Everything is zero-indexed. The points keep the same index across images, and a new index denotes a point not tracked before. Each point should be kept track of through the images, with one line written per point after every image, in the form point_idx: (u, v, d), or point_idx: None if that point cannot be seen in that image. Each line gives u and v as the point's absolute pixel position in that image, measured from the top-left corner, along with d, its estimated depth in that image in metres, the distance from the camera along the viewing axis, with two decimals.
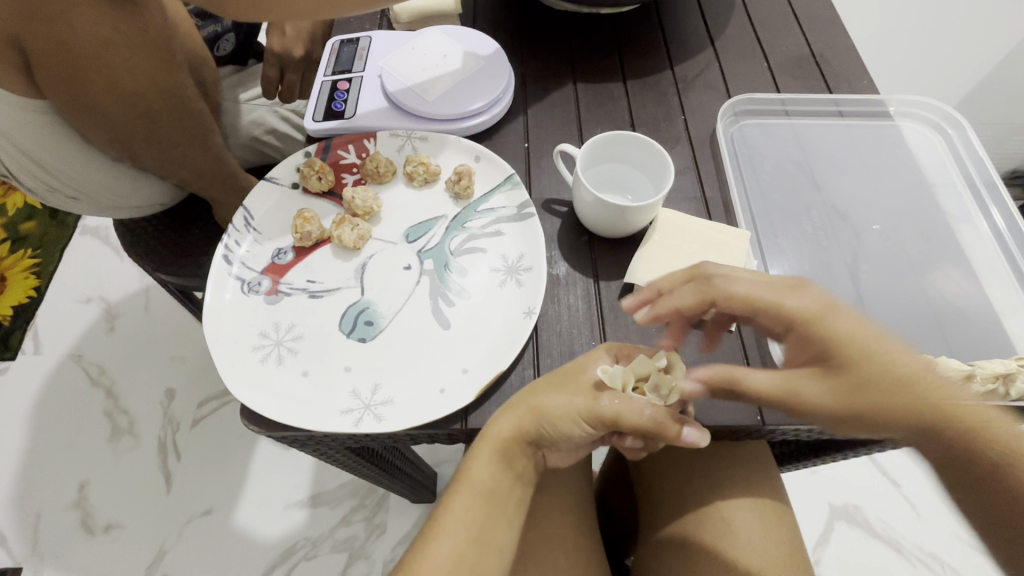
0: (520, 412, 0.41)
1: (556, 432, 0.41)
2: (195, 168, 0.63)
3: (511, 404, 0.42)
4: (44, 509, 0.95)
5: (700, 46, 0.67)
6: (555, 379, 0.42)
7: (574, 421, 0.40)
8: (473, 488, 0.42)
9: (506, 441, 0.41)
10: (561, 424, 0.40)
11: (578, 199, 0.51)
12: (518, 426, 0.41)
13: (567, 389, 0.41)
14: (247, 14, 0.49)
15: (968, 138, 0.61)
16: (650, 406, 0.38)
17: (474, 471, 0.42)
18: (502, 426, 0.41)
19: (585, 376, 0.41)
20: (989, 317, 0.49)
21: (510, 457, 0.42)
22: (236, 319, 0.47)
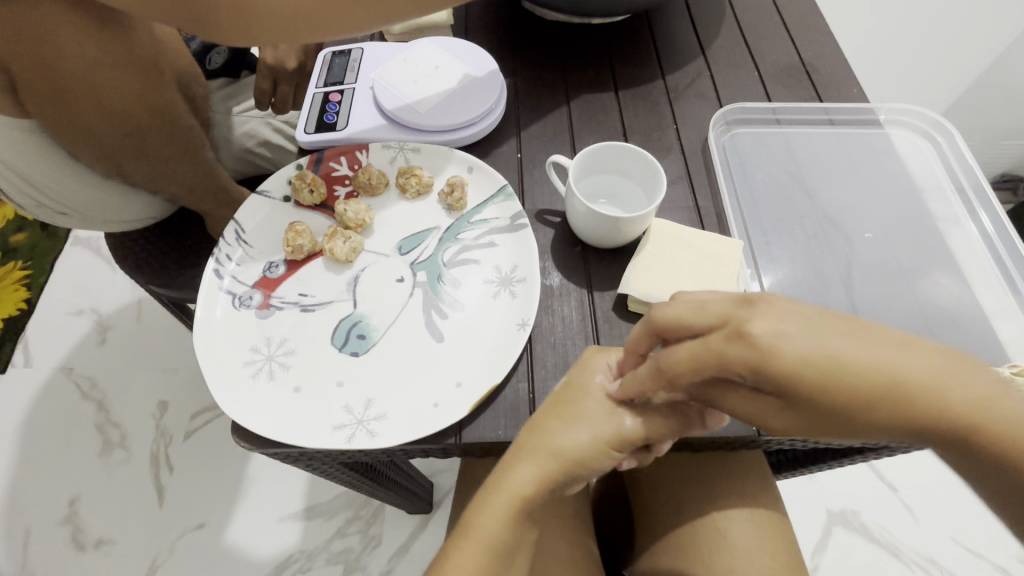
0: (543, 460, 0.40)
1: (583, 469, 0.40)
2: (187, 184, 0.63)
3: (527, 454, 0.40)
4: (33, 525, 0.93)
5: (690, 55, 0.67)
6: (564, 412, 0.41)
7: (603, 453, 0.40)
8: (484, 545, 0.40)
9: (529, 490, 0.40)
10: (590, 460, 0.40)
11: (571, 210, 0.50)
12: (541, 474, 0.40)
13: (583, 423, 0.40)
14: (237, 34, 0.49)
15: (956, 145, 0.62)
16: (671, 417, 0.40)
17: (487, 526, 0.40)
18: (524, 478, 0.40)
19: (590, 399, 0.41)
20: (980, 322, 0.52)
21: (529, 508, 0.41)
22: (226, 334, 0.47)
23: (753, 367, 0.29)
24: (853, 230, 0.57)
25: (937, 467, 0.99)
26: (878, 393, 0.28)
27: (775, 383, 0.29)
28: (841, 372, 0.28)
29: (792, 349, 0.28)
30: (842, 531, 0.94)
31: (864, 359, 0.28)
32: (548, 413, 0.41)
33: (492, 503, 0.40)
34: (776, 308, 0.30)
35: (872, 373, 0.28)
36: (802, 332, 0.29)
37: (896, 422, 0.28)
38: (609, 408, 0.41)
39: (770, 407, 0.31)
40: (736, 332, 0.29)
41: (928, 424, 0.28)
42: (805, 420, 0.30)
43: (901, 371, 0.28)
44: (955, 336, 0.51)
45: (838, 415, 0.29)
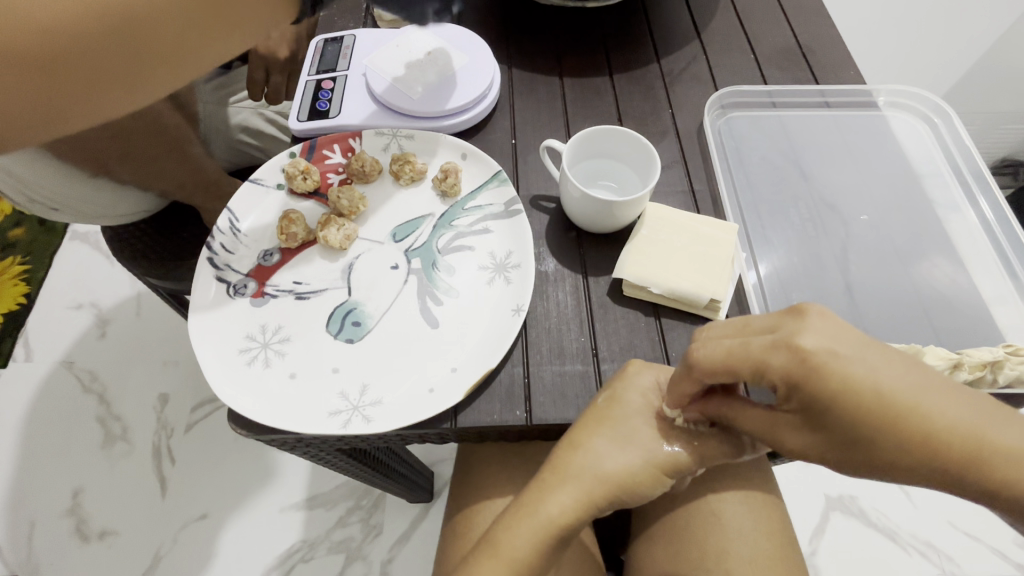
0: (598, 484, 0.41)
1: (630, 491, 0.42)
2: (177, 179, 0.64)
3: (576, 478, 0.41)
4: (38, 517, 0.94)
5: (686, 39, 0.67)
6: (613, 433, 0.41)
7: (655, 478, 0.42)
8: (517, 562, 0.40)
9: (577, 512, 0.41)
10: (640, 484, 0.41)
11: (565, 195, 0.50)
12: (589, 496, 0.41)
13: (634, 447, 0.41)
14: None
15: (955, 128, 0.61)
16: (724, 449, 0.42)
17: (523, 546, 0.40)
18: (567, 501, 0.41)
19: (638, 421, 0.42)
20: (978, 306, 0.52)
21: (568, 533, 0.42)
22: (222, 322, 0.47)
23: (791, 381, 0.31)
24: (849, 212, 0.57)
25: None
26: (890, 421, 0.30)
27: (808, 399, 0.31)
28: (873, 398, 0.30)
29: (835, 367, 0.30)
30: (840, 516, 0.94)
31: (898, 392, 0.30)
32: (595, 433, 0.42)
33: (533, 526, 0.41)
34: (823, 325, 0.31)
35: (899, 412, 0.30)
36: (849, 353, 0.30)
37: (900, 451, 0.31)
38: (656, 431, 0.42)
39: (788, 418, 0.34)
40: (786, 343, 0.31)
41: (924, 459, 0.31)
42: (825, 441, 0.32)
43: (920, 409, 0.30)
44: (951, 321, 0.50)
45: (855, 438, 0.31)
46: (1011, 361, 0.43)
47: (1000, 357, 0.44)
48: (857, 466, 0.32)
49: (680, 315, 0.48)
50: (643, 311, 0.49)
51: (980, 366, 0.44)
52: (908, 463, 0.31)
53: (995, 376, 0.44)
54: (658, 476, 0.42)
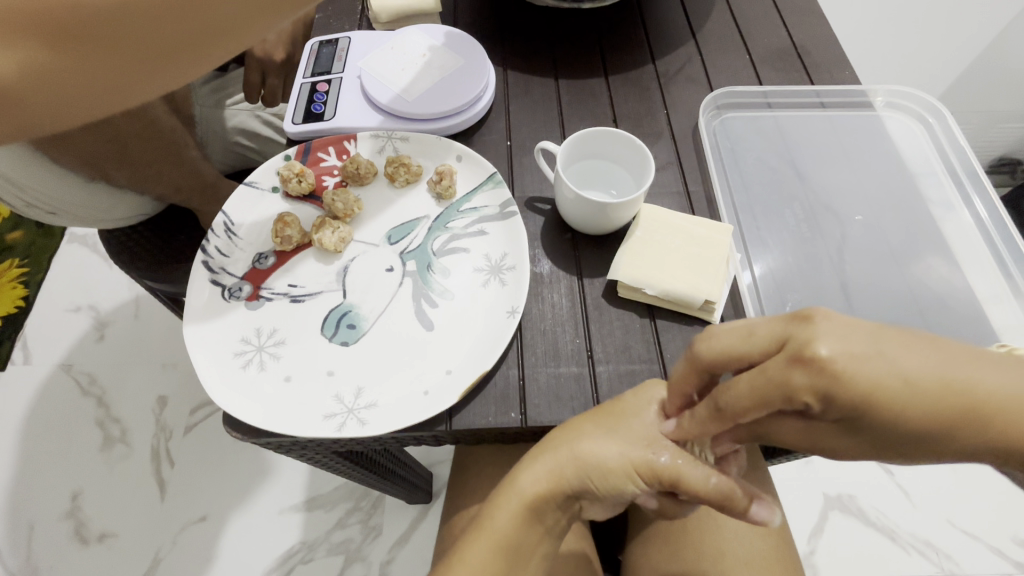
0: (563, 466, 0.40)
1: (600, 484, 0.40)
2: (173, 184, 0.64)
3: (549, 457, 0.41)
4: (38, 520, 0.94)
5: (681, 40, 0.67)
6: (601, 422, 0.40)
7: (626, 475, 0.39)
8: (492, 537, 0.41)
9: (544, 490, 0.41)
10: (610, 477, 0.39)
11: (560, 197, 0.50)
12: (556, 476, 0.40)
13: (616, 438, 0.39)
14: None
15: (949, 128, 0.61)
16: (715, 474, 0.36)
17: (498, 520, 0.41)
18: (536, 477, 0.41)
19: (635, 419, 0.40)
20: (973, 305, 0.52)
21: (541, 512, 0.42)
22: (217, 325, 0.47)
23: (821, 394, 0.27)
24: (844, 212, 0.57)
25: None
26: (938, 412, 0.27)
27: (845, 409, 0.27)
28: (908, 391, 0.27)
29: (861, 370, 0.27)
30: (839, 515, 0.94)
31: (933, 378, 0.27)
32: (584, 419, 0.41)
33: (506, 499, 0.42)
34: (834, 326, 0.28)
35: (941, 399, 0.27)
36: (869, 350, 0.27)
37: (954, 437, 0.28)
38: (649, 431, 0.39)
39: (826, 429, 0.30)
40: (801, 357, 0.27)
41: (983, 440, 0.28)
42: (869, 441, 0.30)
43: (963, 391, 0.27)
44: (946, 320, 0.50)
45: (902, 434, 0.28)
46: None
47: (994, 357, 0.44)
48: (911, 457, 0.30)
49: (675, 316, 0.48)
50: (638, 312, 0.49)
51: None
52: (966, 444, 0.28)
53: None
54: (631, 474, 0.39)
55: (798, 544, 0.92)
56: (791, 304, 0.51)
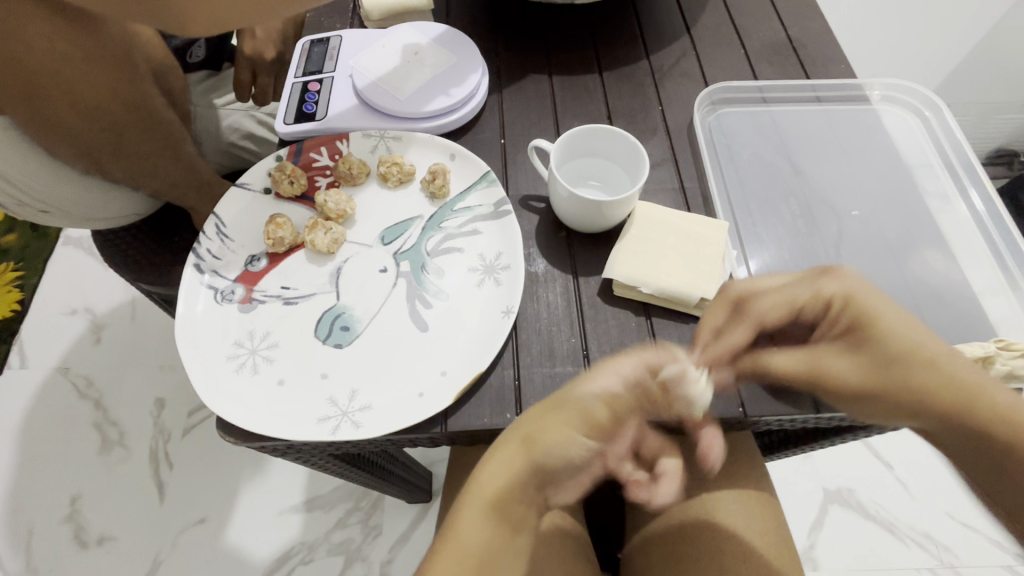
0: (516, 455, 0.40)
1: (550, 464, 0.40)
2: (170, 180, 0.63)
3: (501, 448, 0.41)
4: (36, 525, 0.94)
5: (676, 35, 0.66)
6: (545, 407, 0.41)
7: (574, 446, 0.40)
8: (457, 555, 0.40)
9: (500, 487, 0.41)
10: (559, 451, 0.40)
11: (554, 195, 0.50)
12: (512, 471, 0.40)
13: (561, 420, 0.40)
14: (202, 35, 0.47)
15: (945, 122, 0.61)
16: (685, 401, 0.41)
17: (461, 526, 0.40)
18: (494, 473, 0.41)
19: (574, 396, 0.41)
20: (968, 297, 0.51)
21: (505, 511, 0.41)
22: (209, 329, 0.47)
23: (848, 311, 0.40)
24: (840, 207, 0.57)
25: None
26: (920, 355, 0.38)
27: (856, 331, 0.40)
28: (925, 342, 0.39)
29: (888, 308, 0.40)
30: (838, 509, 0.95)
31: (899, 328, 0.39)
32: (529, 410, 0.41)
33: (468, 513, 0.41)
34: (850, 279, 0.41)
35: (912, 344, 0.39)
36: (894, 306, 0.40)
37: (914, 384, 0.38)
38: (588, 406, 0.40)
39: (831, 350, 0.41)
40: (846, 298, 0.40)
41: (941, 402, 0.38)
42: (862, 371, 0.39)
43: (917, 344, 0.39)
44: (942, 315, 0.50)
45: (869, 367, 0.39)
46: (1002, 356, 0.44)
47: (991, 353, 0.44)
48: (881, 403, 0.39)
49: (671, 314, 0.48)
50: (634, 311, 0.48)
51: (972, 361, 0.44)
52: (925, 397, 0.38)
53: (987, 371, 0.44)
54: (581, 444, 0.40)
55: (798, 539, 0.92)
56: None
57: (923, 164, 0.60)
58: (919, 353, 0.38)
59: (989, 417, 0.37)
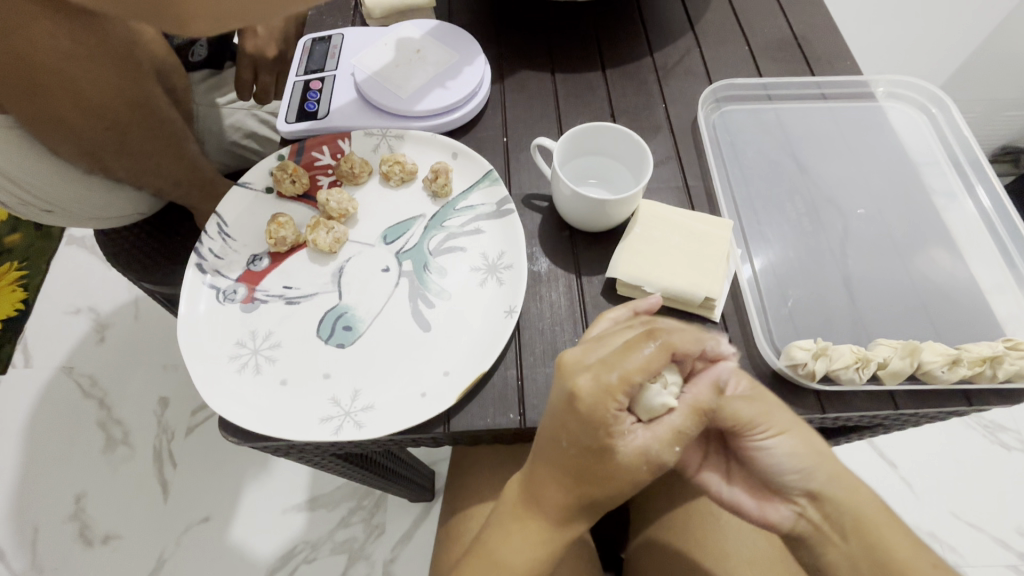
0: (576, 484, 0.38)
1: (619, 489, 0.37)
2: (172, 178, 0.63)
3: (564, 490, 0.38)
4: (41, 523, 0.94)
5: (680, 32, 0.66)
6: (597, 465, 0.36)
7: (642, 471, 0.37)
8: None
9: (568, 507, 0.39)
10: (623, 476, 0.37)
11: (557, 194, 0.49)
12: (567, 498, 0.38)
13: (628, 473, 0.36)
14: (207, 31, 0.47)
15: (953, 119, 0.60)
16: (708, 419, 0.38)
17: (513, 557, 0.40)
18: (557, 509, 0.39)
19: (625, 449, 0.36)
20: (976, 296, 0.51)
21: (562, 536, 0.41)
22: (212, 328, 0.47)
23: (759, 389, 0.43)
24: (845, 205, 0.56)
25: (937, 442, 0.99)
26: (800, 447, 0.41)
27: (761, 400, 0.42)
28: (810, 440, 0.42)
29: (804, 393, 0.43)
30: None
31: (790, 419, 0.42)
32: (581, 464, 0.37)
33: (526, 529, 0.40)
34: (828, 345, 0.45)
35: (800, 436, 0.41)
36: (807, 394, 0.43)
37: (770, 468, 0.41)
38: (647, 457, 0.36)
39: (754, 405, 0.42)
40: (822, 351, 0.44)
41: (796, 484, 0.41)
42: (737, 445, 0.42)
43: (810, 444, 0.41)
44: (949, 314, 0.50)
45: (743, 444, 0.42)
46: (1011, 355, 0.44)
47: (999, 352, 0.44)
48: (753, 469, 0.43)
49: (674, 314, 0.48)
50: None
51: (979, 361, 0.44)
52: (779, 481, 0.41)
53: (995, 371, 0.44)
54: (646, 468, 0.36)
55: None
56: (793, 299, 0.50)
57: (931, 162, 0.59)
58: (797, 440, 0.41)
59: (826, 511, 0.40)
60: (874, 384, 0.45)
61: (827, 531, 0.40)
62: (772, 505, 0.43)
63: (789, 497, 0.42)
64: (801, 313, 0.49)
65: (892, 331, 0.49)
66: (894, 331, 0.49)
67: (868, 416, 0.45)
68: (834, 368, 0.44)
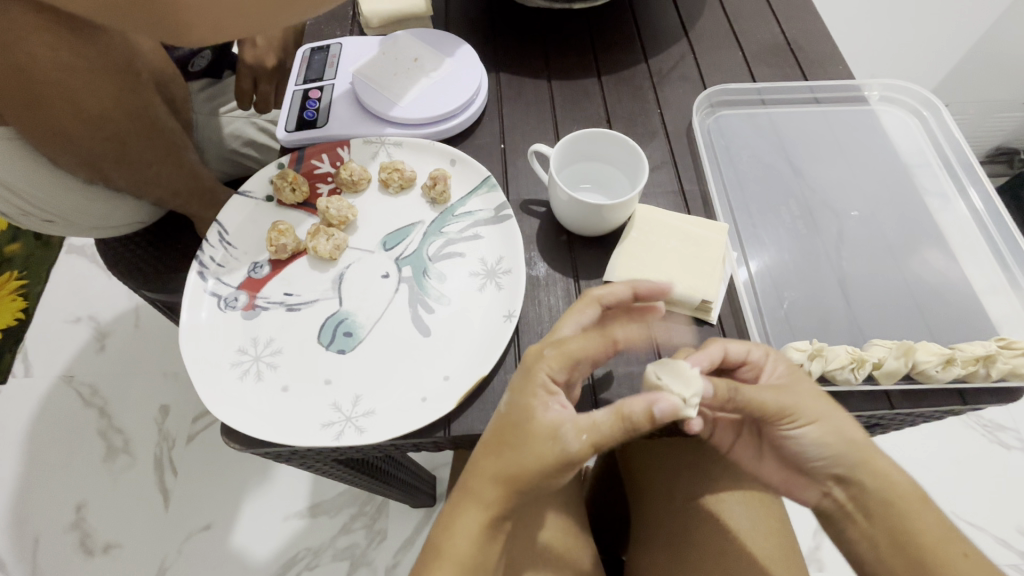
0: (499, 450, 0.39)
1: (531, 461, 0.38)
2: (172, 188, 0.64)
3: (485, 470, 0.40)
4: (42, 533, 0.94)
5: (674, 38, 0.66)
6: (510, 434, 0.39)
7: (553, 439, 0.38)
8: (456, 563, 0.40)
9: (485, 487, 0.40)
10: (539, 444, 0.38)
11: (555, 199, 0.50)
12: (491, 477, 0.40)
13: (530, 442, 0.38)
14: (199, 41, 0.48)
15: (944, 122, 0.61)
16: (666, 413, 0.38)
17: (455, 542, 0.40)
18: (483, 495, 0.40)
19: (529, 420, 0.39)
20: (970, 297, 0.51)
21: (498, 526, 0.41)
22: (213, 336, 0.47)
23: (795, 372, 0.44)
24: (840, 207, 0.57)
25: (936, 441, 0.99)
26: (840, 435, 0.41)
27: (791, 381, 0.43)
28: (845, 434, 0.42)
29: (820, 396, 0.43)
30: None
31: (833, 413, 0.42)
32: (495, 434, 0.40)
33: (465, 512, 0.41)
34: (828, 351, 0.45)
35: (839, 429, 0.42)
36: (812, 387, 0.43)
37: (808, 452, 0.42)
38: (549, 428, 0.38)
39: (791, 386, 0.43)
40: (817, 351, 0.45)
41: (833, 467, 0.42)
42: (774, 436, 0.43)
43: (849, 436, 0.42)
44: (943, 314, 0.50)
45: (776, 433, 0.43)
46: (1004, 354, 0.44)
47: (992, 351, 0.44)
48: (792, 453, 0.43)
49: (671, 317, 0.48)
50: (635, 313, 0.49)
51: (973, 360, 0.44)
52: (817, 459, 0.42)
53: (989, 370, 0.45)
54: (558, 435, 0.38)
55: (802, 540, 0.91)
56: (788, 301, 0.51)
57: (924, 164, 0.60)
58: (837, 429, 0.41)
59: (869, 486, 0.41)
60: (870, 384, 0.45)
61: (850, 511, 0.43)
62: (799, 487, 0.46)
63: (818, 479, 0.44)
64: (797, 315, 0.50)
65: (887, 332, 0.49)
66: (889, 332, 0.49)
67: (865, 416, 0.46)
68: (830, 368, 0.44)
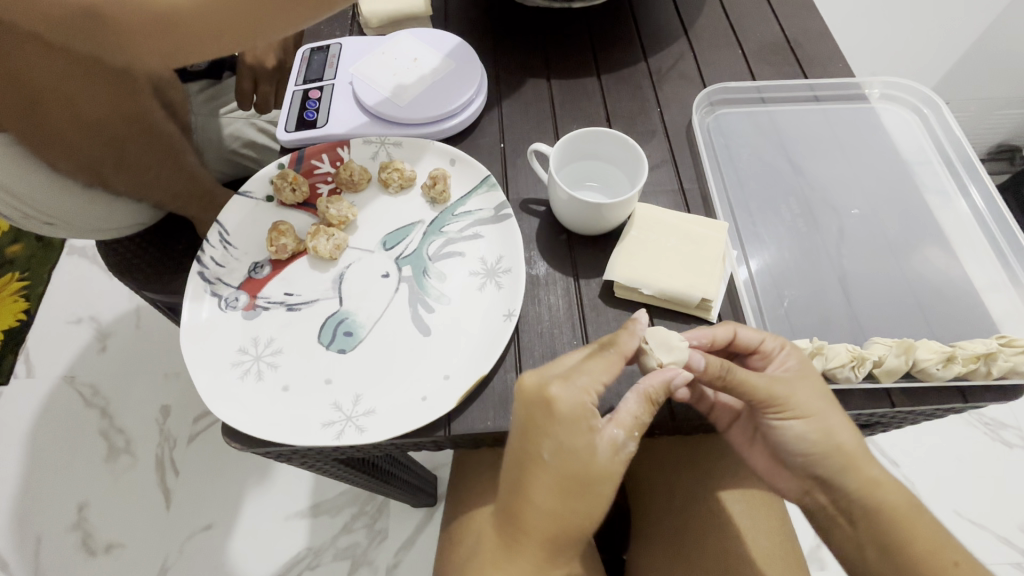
0: (569, 493, 0.39)
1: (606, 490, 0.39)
2: (171, 189, 0.64)
3: (553, 513, 0.39)
4: (44, 533, 0.95)
5: (674, 36, 0.66)
6: (575, 477, 0.38)
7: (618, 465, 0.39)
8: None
9: (551, 526, 0.39)
10: (609, 475, 0.39)
11: (555, 198, 0.50)
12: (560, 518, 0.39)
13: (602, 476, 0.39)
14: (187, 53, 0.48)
15: (944, 119, 0.61)
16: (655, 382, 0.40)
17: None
18: (547, 534, 0.40)
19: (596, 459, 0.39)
20: (970, 294, 0.51)
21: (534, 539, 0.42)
22: (214, 336, 0.47)
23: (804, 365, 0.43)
24: (840, 205, 0.57)
25: (939, 440, 0.99)
26: (830, 438, 0.42)
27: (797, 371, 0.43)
28: (834, 440, 0.42)
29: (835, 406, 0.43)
30: None
31: (834, 421, 0.42)
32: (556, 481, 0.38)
33: (524, 551, 0.40)
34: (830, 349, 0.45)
35: (829, 432, 0.42)
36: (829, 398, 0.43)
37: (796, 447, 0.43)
38: (613, 458, 0.39)
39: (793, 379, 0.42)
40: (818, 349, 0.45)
41: (816, 466, 0.43)
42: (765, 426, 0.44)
43: (839, 442, 0.42)
44: (944, 311, 0.50)
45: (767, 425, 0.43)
46: (1005, 351, 0.44)
47: (993, 349, 0.44)
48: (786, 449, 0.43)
49: (670, 315, 0.48)
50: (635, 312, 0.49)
51: (973, 358, 0.44)
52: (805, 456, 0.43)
53: (990, 367, 0.44)
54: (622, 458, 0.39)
55: (804, 539, 0.91)
56: (788, 300, 0.51)
57: (925, 162, 0.60)
58: (825, 431, 0.42)
59: (845, 486, 0.42)
60: (870, 382, 0.45)
61: (834, 511, 0.43)
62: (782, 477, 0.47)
63: (801, 475, 0.44)
64: (797, 313, 0.50)
65: (888, 329, 0.49)
66: (890, 330, 0.49)
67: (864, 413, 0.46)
68: (831, 366, 0.44)
